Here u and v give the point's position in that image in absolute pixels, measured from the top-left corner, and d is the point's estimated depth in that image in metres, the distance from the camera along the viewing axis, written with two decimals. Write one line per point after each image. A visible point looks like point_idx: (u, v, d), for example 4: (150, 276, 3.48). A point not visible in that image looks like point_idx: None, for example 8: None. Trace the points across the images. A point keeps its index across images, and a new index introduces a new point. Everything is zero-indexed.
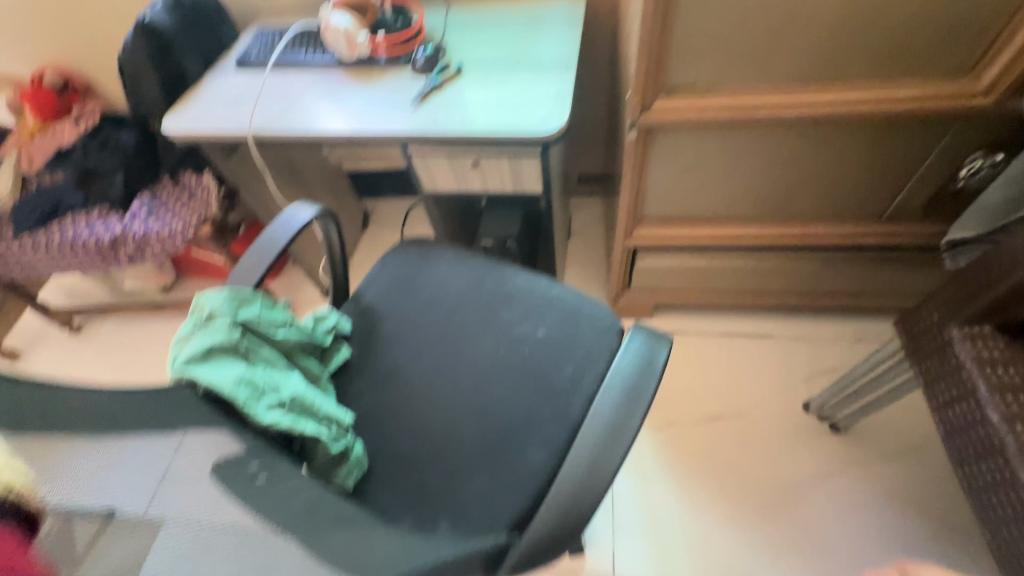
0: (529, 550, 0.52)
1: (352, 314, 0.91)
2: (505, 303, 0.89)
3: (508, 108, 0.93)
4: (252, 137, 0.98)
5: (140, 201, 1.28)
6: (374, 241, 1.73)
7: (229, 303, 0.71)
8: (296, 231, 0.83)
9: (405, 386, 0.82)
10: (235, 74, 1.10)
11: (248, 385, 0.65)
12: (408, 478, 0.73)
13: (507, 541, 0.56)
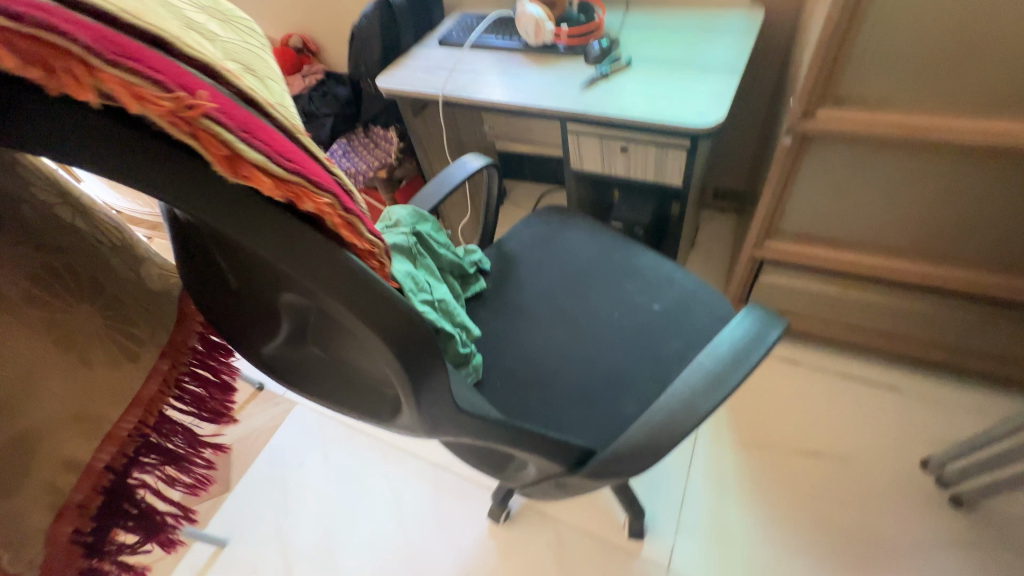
0: (614, 457, 0.59)
1: (492, 257, 1.05)
2: (627, 275, 0.97)
3: (668, 100, 1.01)
4: (442, 98, 1.17)
5: (339, 143, 1.58)
6: (505, 217, 1.90)
7: (411, 218, 0.89)
8: (467, 175, 0.99)
9: (526, 323, 0.94)
10: (437, 48, 1.32)
11: (413, 280, 0.81)
12: (513, 394, 0.85)
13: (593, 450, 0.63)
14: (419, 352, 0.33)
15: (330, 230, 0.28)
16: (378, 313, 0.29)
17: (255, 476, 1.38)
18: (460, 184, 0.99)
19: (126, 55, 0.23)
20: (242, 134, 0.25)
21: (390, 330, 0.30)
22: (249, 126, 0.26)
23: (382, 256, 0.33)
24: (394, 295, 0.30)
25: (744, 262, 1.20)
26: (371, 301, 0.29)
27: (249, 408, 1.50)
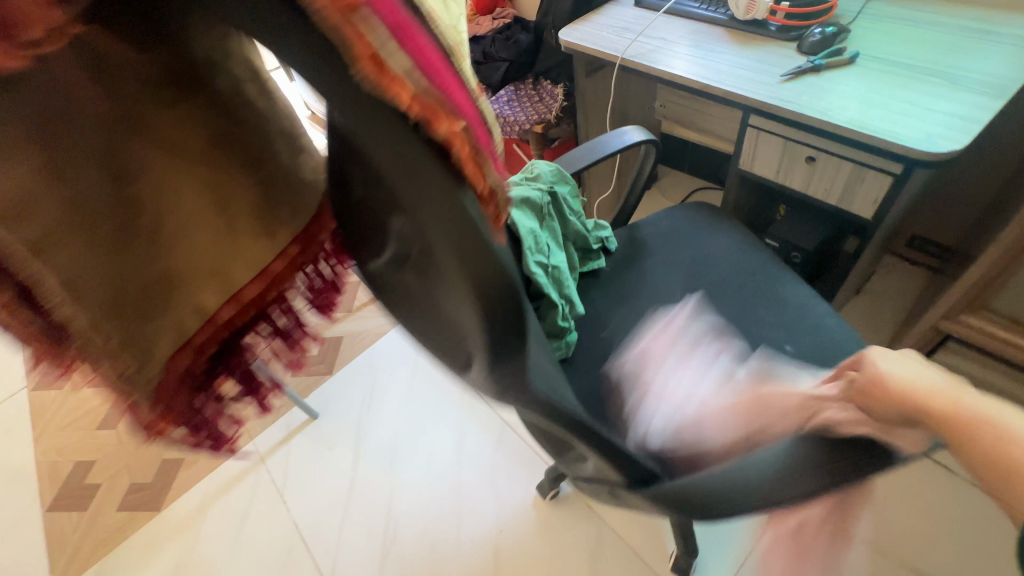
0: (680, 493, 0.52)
1: (620, 238, 0.99)
2: (766, 302, 0.85)
3: (890, 113, 0.82)
4: (619, 61, 1.10)
5: (506, 90, 1.60)
6: (648, 202, 1.79)
7: (551, 176, 0.86)
8: (621, 148, 0.93)
9: (634, 317, 0.88)
10: (631, 8, 1.23)
11: (534, 239, 0.80)
12: (598, 382, 0.81)
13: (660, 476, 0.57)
14: (500, 316, 0.30)
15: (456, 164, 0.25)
16: (471, 261, 0.27)
17: (354, 370, 1.55)
18: (612, 153, 0.93)
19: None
20: (388, 33, 0.23)
21: (480, 283, 0.28)
22: (399, 24, 0.24)
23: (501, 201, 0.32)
24: (490, 246, 0.28)
25: (922, 329, 0.98)
26: (470, 248, 0.27)
27: (365, 312, 1.67)
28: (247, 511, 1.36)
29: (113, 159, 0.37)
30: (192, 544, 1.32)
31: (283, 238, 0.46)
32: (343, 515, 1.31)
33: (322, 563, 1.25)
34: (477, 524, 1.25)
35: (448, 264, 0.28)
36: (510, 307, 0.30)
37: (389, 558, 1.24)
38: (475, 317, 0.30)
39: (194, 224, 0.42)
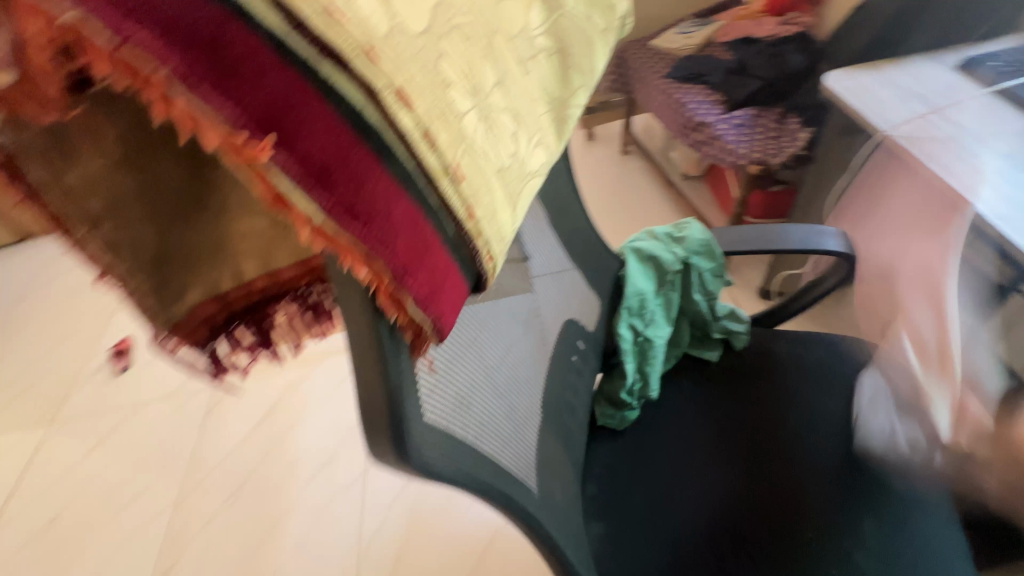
0: None
1: (754, 340, 0.84)
2: (879, 516, 0.66)
3: None
4: (880, 136, 0.86)
5: (744, 113, 1.40)
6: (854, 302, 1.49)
7: (698, 244, 0.76)
8: (813, 250, 0.73)
9: (707, 434, 0.76)
10: (950, 71, 0.93)
11: (638, 302, 0.75)
12: (627, 473, 0.73)
13: None
14: (389, 444, 0.29)
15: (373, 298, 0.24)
16: (365, 375, 0.27)
17: None
18: (798, 245, 0.75)
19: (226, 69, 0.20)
20: (295, 177, 0.21)
21: (366, 401, 0.28)
22: (328, 164, 0.22)
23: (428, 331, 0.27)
24: (388, 372, 0.26)
25: None
26: (370, 370, 0.26)
27: None
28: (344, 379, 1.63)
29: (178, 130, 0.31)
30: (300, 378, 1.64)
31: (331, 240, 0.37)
32: None
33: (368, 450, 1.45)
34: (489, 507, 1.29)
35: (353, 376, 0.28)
36: (403, 436, 0.29)
37: (412, 484, 1.36)
38: (362, 424, 0.29)
39: (249, 215, 0.35)
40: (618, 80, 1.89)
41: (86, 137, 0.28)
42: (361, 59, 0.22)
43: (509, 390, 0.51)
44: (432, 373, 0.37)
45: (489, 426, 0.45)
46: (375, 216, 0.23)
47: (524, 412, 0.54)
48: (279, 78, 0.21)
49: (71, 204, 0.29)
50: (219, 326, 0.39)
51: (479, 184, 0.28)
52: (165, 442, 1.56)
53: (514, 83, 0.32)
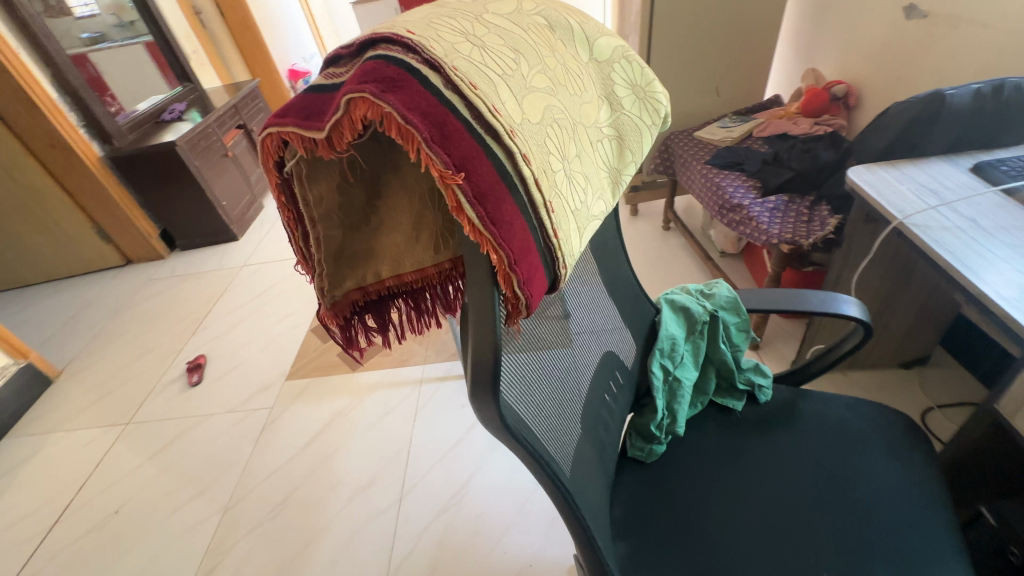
0: None
1: (778, 395, 0.92)
2: (896, 567, 0.69)
3: None
4: (896, 223, 0.97)
5: (777, 199, 1.54)
6: (893, 383, 1.52)
7: (725, 301, 0.88)
8: (832, 314, 0.83)
9: (726, 475, 0.82)
10: (963, 172, 1.06)
11: (669, 345, 0.85)
12: (653, 499, 0.81)
13: None
14: (486, 390, 0.41)
15: (493, 276, 0.38)
16: (478, 334, 0.40)
17: None
18: (816, 308, 0.84)
19: (442, 135, 0.34)
20: (469, 198, 0.35)
21: (475, 355, 0.40)
22: (485, 193, 0.35)
23: (520, 305, 0.40)
24: (495, 332, 0.39)
25: None
26: (483, 327, 0.39)
27: None
28: (389, 409, 1.76)
29: (374, 174, 0.48)
30: (351, 406, 1.79)
31: (443, 257, 0.52)
32: (436, 461, 1.57)
33: (406, 478, 1.53)
34: (515, 545, 1.33)
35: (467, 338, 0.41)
36: (494, 385, 0.41)
37: (445, 513, 1.43)
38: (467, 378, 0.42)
39: (395, 231, 0.51)
40: (663, 163, 2.10)
41: (327, 171, 0.45)
42: (508, 138, 0.37)
43: (558, 395, 0.62)
44: (507, 360, 0.50)
45: (542, 415, 0.56)
46: (505, 225, 0.37)
47: (568, 415, 0.64)
48: (468, 143, 0.34)
49: (309, 210, 0.46)
50: (357, 311, 0.56)
51: (563, 216, 0.42)
52: (227, 451, 1.72)
53: (588, 156, 0.48)
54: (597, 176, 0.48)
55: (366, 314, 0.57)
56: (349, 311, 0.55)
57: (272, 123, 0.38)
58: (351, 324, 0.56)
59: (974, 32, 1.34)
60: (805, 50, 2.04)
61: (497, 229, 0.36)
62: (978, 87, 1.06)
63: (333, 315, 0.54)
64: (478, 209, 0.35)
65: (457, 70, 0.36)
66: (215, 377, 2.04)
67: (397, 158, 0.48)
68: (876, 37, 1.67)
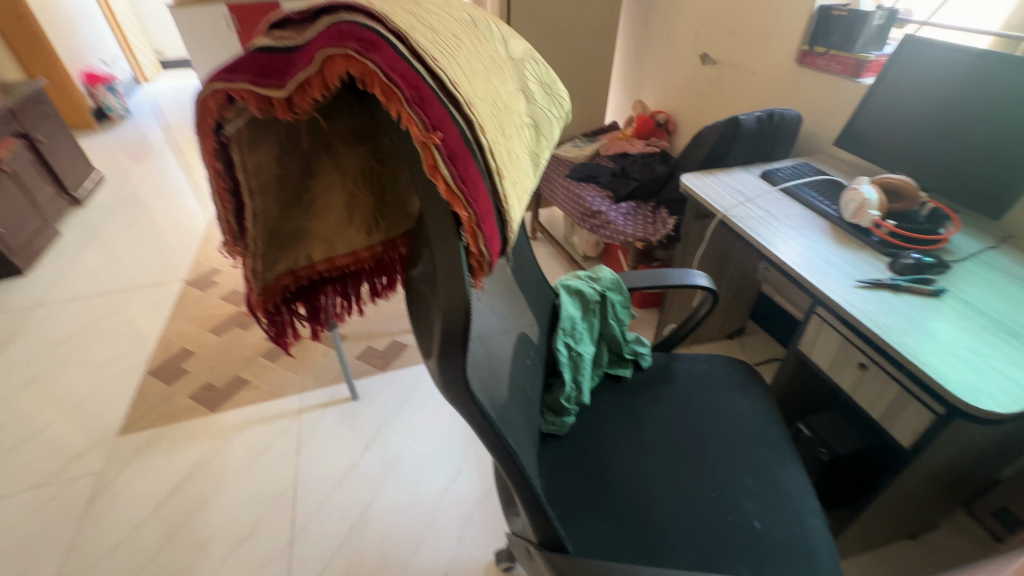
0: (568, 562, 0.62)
1: (656, 360, 1.08)
2: (759, 474, 0.86)
3: (960, 361, 0.81)
4: (720, 216, 1.23)
5: (627, 205, 1.80)
6: (725, 351, 1.88)
7: (610, 283, 1.01)
8: (689, 285, 1.01)
9: (626, 433, 0.94)
10: (756, 177, 1.39)
11: (569, 325, 0.95)
12: (570, 464, 0.89)
13: (562, 543, 0.66)
14: (459, 345, 0.45)
15: (460, 232, 0.41)
16: (450, 290, 0.42)
17: (403, 375, 1.78)
18: (676, 282, 1.02)
19: (419, 94, 0.36)
20: (444, 157, 0.38)
21: (447, 312, 0.43)
22: (457, 154, 0.39)
23: (483, 261, 0.43)
24: (464, 290, 0.42)
25: None
26: (453, 284, 0.42)
27: None
28: (266, 446, 1.56)
29: (316, 146, 0.46)
30: (216, 451, 1.55)
31: (376, 239, 0.51)
32: (330, 492, 1.44)
33: (295, 518, 1.38)
34: (430, 557, 1.29)
35: (436, 300, 0.44)
36: (464, 341, 0.44)
37: (348, 543, 1.32)
38: (437, 339, 0.45)
39: (328, 212, 0.49)
40: None
41: (267, 139, 0.43)
42: (468, 107, 0.40)
43: (493, 374, 0.66)
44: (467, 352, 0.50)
45: (487, 389, 0.59)
46: (473, 184, 0.40)
47: (501, 393, 0.67)
48: (439, 106, 0.37)
49: (247, 179, 0.44)
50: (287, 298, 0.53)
51: (510, 185, 0.47)
52: (39, 536, 1.34)
53: (517, 137, 0.54)
54: (525, 155, 0.55)
55: (297, 301, 0.55)
56: (280, 298, 0.52)
57: (227, 82, 0.37)
58: (280, 312, 0.55)
59: (747, 77, 1.77)
60: (631, 85, 2.44)
61: (468, 188, 0.39)
62: (758, 114, 1.41)
63: (263, 302, 0.51)
64: (452, 167, 0.38)
65: (419, 43, 0.39)
66: (7, 448, 1.58)
67: (332, 136, 0.46)
68: (682, 77, 2.09)
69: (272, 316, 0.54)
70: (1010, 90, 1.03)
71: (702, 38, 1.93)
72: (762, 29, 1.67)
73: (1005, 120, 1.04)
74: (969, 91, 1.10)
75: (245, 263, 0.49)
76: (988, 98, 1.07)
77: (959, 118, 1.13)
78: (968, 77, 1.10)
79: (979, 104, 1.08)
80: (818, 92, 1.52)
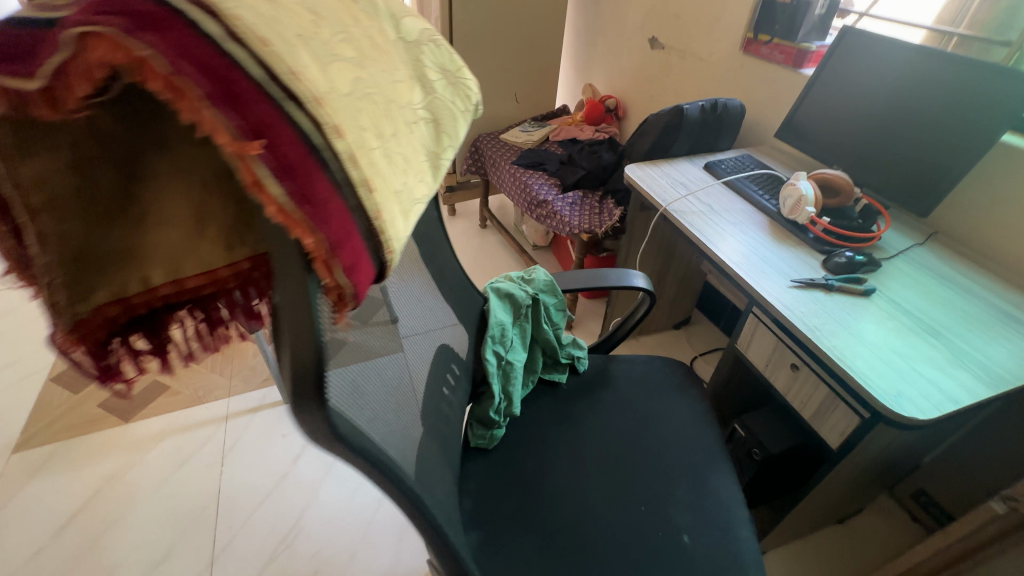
0: None
1: (594, 362, 1.04)
2: (691, 482, 0.84)
3: (886, 365, 0.80)
4: (662, 210, 1.19)
5: (574, 194, 1.75)
6: (672, 342, 1.89)
7: (543, 284, 0.95)
8: (626, 286, 0.97)
9: (559, 443, 0.90)
10: (699, 169, 1.36)
11: (499, 331, 0.89)
12: (499, 481, 0.83)
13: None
14: (317, 394, 0.37)
15: (307, 260, 0.33)
16: (298, 326, 0.34)
17: None
18: (614, 282, 0.98)
19: (229, 94, 0.29)
20: (271, 172, 0.30)
21: (296, 354, 0.35)
22: (294, 166, 0.31)
23: (343, 293, 0.36)
24: (315, 328, 0.35)
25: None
26: (302, 321, 0.34)
27: None
28: (187, 457, 1.44)
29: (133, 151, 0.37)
30: (129, 465, 1.41)
31: (238, 255, 0.45)
32: (257, 505, 1.34)
33: (218, 534, 1.28)
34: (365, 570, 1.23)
35: (285, 339, 0.36)
36: (320, 386, 0.37)
37: (276, 560, 1.24)
38: (287, 382, 0.37)
39: (168, 227, 0.41)
40: (474, 163, 2.25)
41: (50, 141, 0.33)
42: (314, 105, 0.32)
43: (396, 398, 0.58)
44: (336, 379, 0.43)
45: (381, 420, 0.52)
46: (319, 201, 0.32)
47: (411, 419, 0.61)
48: (262, 105, 0.30)
49: (22, 195, 0.33)
50: (118, 331, 0.43)
51: (384, 198, 0.39)
52: None
53: (405, 136, 0.46)
54: (416, 156, 0.47)
55: (134, 333, 0.44)
56: (105, 333, 0.42)
57: None
58: (109, 348, 0.43)
59: (695, 63, 1.73)
60: (583, 68, 2.36)
61: (311, 207, 0.32)
62: (702, 103, 1.37)
63: (80, 339, 0.40)
64: (287, 184, 0.31)
65: (239, 21, 0.30)
66: None
67: (164, 136, 0.38)
68: (633, 60, 2.02)
69: (98, 354, 0.43)
70: (940, 84, 1.03)
71: (651, 20, 1.87)
72: (710, 14, 1.62)
73: (935, 119, 1.04)
74: (902, 86, 1.10)
75: (43, 295, 0.38)
76: (925, 93, 1.06)
77: (892, 115, 1.13)
78: (902, 74, 1.10)
79: (911, 99, 1.08)
80: (762, 83, 1.50)
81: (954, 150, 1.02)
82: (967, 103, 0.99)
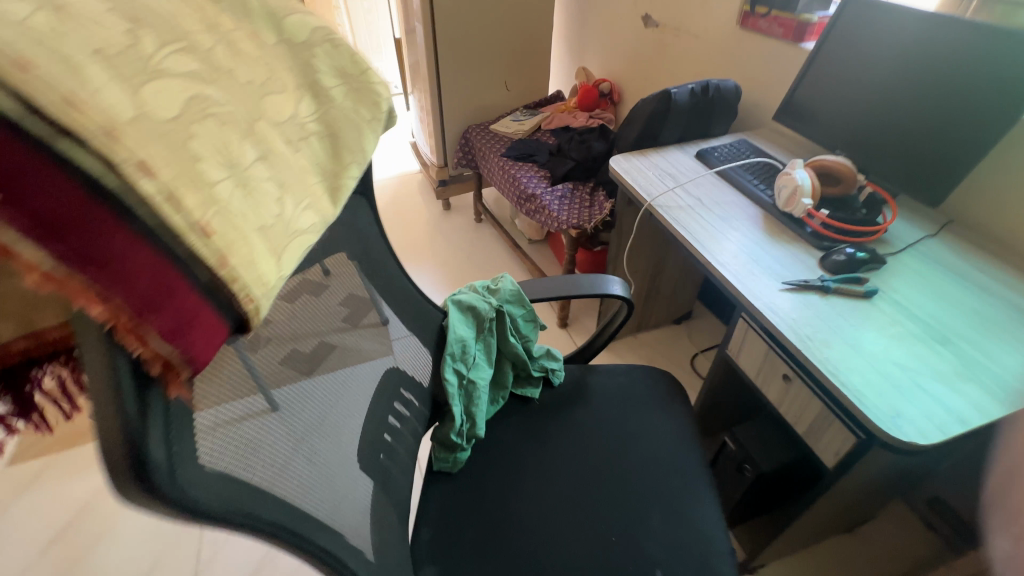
0: None
1: (571, 374, 0.97)
2: (669, 509, 0.77)
3: (886, 380, 0.71)
4: (647, 206, 1.10)
5: (564, 187, 1.66)
6: (672, 338, 1.81)
7: (509, 295, 0.89)
8: (600, 294, 0.89)
9: (528, 466, 0.84)
10: (691, 158, 1.26)
11: (459, 348, 0.83)
12: (461, 510, 0.78)
13: None
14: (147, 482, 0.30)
15: (106, 329, 0.27)
16: (104, 404, 0.28)
17: None
18: (587, 290, 0.90)
19: None
20: (27, 234, 0.25)
21: (105, 438, 0.28)
22: (64, 222, 0.26)
23: (168, 359, 0.30)
24: (125, 407, 0.28)
25: None
26: (105, 399, 0.28)
27: None
28: None
29: None
30: None
31: None
32: None
33: (202, 549, 1.27)
34: None
35: None
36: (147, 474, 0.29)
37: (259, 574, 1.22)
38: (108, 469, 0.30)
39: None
40: (465, 156, 2.17)
41: None
42: (101, 142, 0.26)
43: (308, 435, 0.54)
44: (204, 442, 0.39)
45: (276, 465, 0.47)
46: (103, 260, 0.27)
47: (336, 461, 0.57)
48: (10, 152, 0.24)
49: None
50: None
51: (234, 240, 0.33)
52: None
53: (281, 159, 0.39)
54: (298, 180, 0.40)
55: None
56: None
57: None
58: None
59: (691, 41, 1.61)
60: (576, 50, 2.24)
61: (94, 269, 0.26)
62: (693, 86, 1.26)
63: None
64: (51, 248, 0.25)
65: None
66: None
67: None
68: (626, 40, 1.90)
69: None
70: (952, 55, 0.92)
71: None
72: None
73: (948, 97, 0.93)
74: (909, 58, 0.99)
75: None
76: (935, 66, 0.94)
77: (899, 94, 1.01)
78: (911, 46, 0.98)
79: (920, 73, 0.97)
80: (761, 59, 1.38)
81: (970, 132, 0.91)
82: (983, 77, 0.88)
